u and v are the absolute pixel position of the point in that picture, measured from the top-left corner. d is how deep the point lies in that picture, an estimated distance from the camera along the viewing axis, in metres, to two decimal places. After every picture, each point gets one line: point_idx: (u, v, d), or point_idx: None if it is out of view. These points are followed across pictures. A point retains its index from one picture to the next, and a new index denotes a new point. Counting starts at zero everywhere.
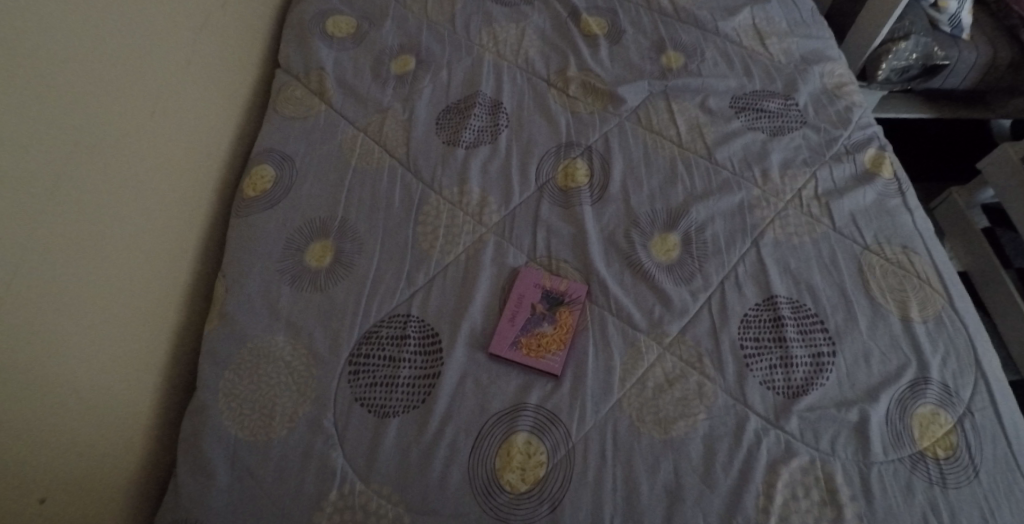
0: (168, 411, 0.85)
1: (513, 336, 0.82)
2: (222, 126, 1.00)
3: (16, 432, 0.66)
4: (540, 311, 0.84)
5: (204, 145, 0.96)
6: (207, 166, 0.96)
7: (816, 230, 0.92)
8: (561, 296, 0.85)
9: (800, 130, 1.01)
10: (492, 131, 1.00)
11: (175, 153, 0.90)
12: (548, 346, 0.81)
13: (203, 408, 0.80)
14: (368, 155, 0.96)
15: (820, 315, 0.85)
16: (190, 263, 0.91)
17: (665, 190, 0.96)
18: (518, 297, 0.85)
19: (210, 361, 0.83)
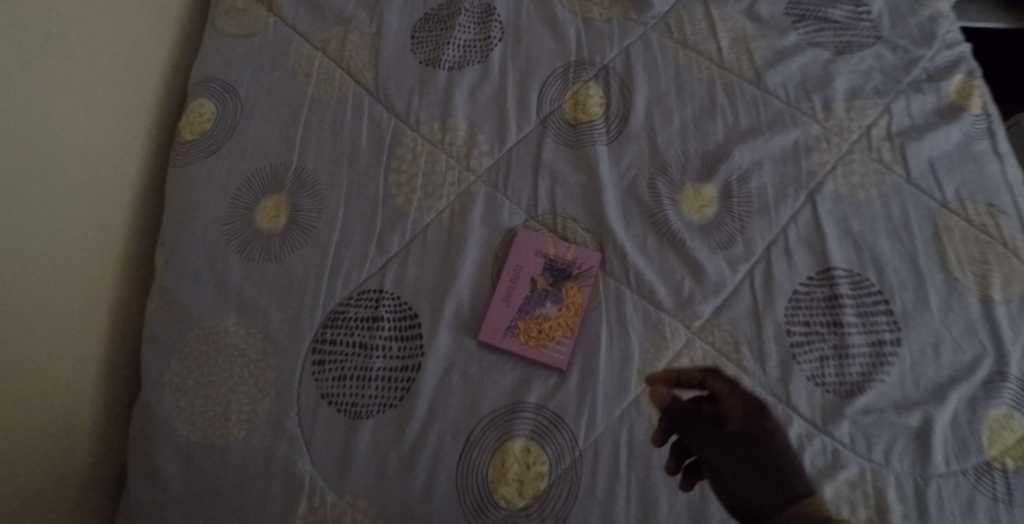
0: (113, 403, 0.75)
1: (508, 320, 0.67)
2: (138, 79, 0.81)
3: None
4: (541, 288, 0.69)
5: (117, 111, 0.78)
6: (123, 135, 0.79)
7: (885, 182, 0.74)
8: (569, 269, 0.69)
9: (872, 47, 0.81)
10: (482, 46, 0.80)
11: (95, 95, 0.75)
12: (552, 333, 0.67)
13: (151, 405, 0.69)
14: (328, 84, 0.78)
15: (884, 293, 0.70)
16: (125, 228, 0.78)
17: (701, 123, 0.77)
18: (516, 270, 0.69)
19: (154, 348, 0.71)
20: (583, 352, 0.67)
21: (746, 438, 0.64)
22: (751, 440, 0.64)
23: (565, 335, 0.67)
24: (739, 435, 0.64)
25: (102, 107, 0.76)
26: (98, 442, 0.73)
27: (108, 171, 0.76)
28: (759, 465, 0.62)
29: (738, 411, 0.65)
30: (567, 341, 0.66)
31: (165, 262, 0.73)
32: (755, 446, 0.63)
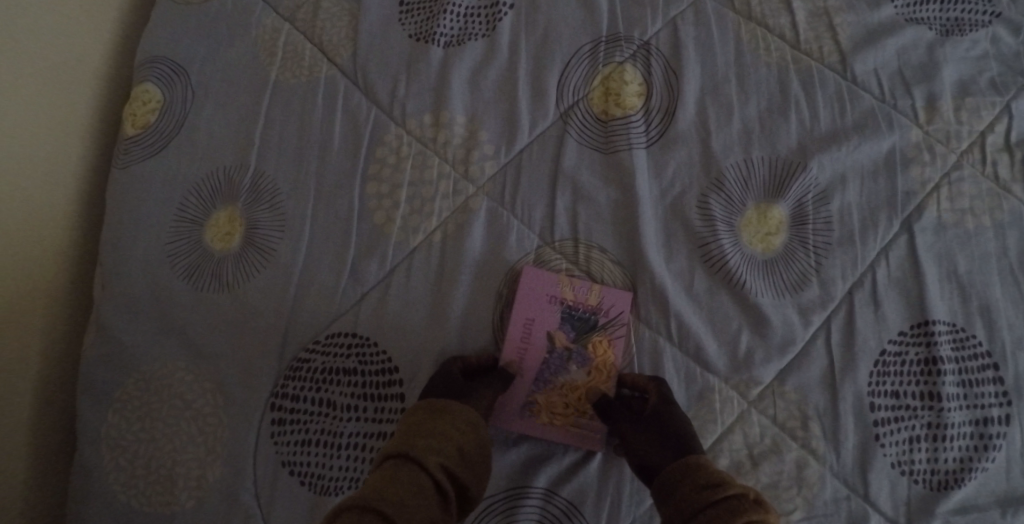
0: (54, 452, 0.62)
1: (522, 392, 0.54)
2: (53, 71, 0.63)
3: None
4: (559, 346, 0.55)
5: (17, 117, 0.59)
6: (24, 151, 0.60)
7: (1001, 207, 0.58)
8: (593, 317, 0.56)
9: (988, 26, 0.63)
10: (487, 13, 0.63)
11: (15, 72, 0.60)
12: (580, 408, 0.54)
13: (79, 464, 0.56)
14: (295, 59, 0.62)
15: (994, 356, 0.55)
16: (65, 237, 0.64)
17: (768, 123, 0.60)
18: (525, 323, 0.55)
19: (89, 395, 0.57)
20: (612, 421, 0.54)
21: (655, 424, 0.50)
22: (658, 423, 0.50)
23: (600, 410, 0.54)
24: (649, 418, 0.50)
25: (21, 99, 0.60)
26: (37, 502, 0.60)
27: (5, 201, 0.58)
28: (668, 440, 0.49)
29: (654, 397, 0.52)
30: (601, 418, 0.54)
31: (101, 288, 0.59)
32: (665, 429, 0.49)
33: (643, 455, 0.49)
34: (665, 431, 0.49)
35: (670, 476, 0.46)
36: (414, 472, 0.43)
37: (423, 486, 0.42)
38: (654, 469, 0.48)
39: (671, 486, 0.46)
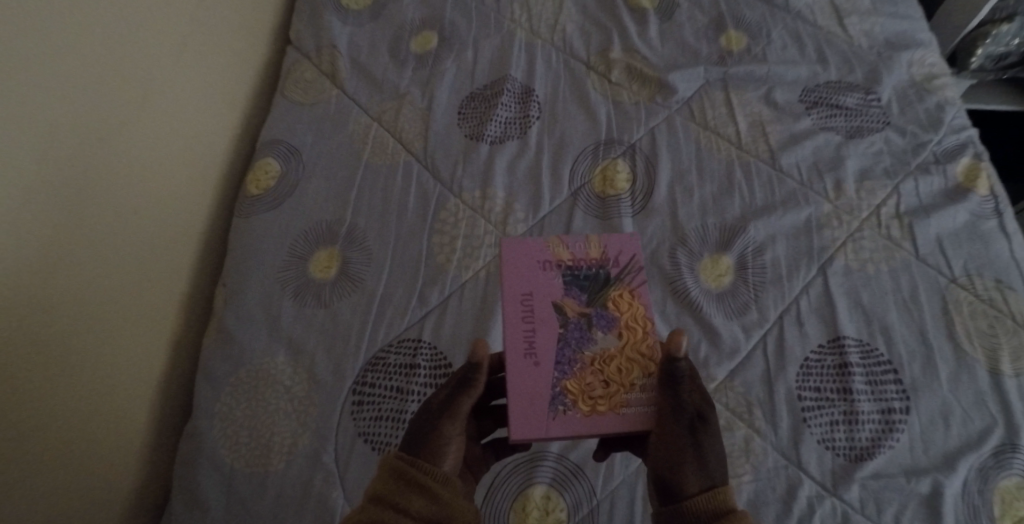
0: (165, 428, 0.81)
1: (548, 382, 0.64)
2: (198, 146, 0.89)
3: (19, 460, 0.64)
4: (570, 317, 0.67)
5: (178, 179, 0.85)
6: (148, 203, 0.80)
7: (895, 257, 0.79)
8: (603, 270, 0.70)
9: (881, 132, 0.87)
10: (521, 123, 0.88)
11: (179, 147, 0.86)
12: (615, 376, 0.65)
13: (198, 434, 0.75)
14: (381, 150, 0.87)
15: (894, 364, 0.73)
16: (189, 269, 0.87)
17: (719, 199, 0.82)
18: (531, 301, 0.68)
19: (207, 381, 0.77)
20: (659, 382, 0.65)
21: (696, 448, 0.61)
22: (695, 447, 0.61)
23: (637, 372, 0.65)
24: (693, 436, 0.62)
25: (180, 166, 0.86)
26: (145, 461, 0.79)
27: (163, 235, 0.82)
28: (705, 469, 0.61)
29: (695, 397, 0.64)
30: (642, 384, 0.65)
31: (223, 305, 0.80)
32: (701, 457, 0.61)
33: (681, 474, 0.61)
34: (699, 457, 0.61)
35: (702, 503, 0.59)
36: None
37: None
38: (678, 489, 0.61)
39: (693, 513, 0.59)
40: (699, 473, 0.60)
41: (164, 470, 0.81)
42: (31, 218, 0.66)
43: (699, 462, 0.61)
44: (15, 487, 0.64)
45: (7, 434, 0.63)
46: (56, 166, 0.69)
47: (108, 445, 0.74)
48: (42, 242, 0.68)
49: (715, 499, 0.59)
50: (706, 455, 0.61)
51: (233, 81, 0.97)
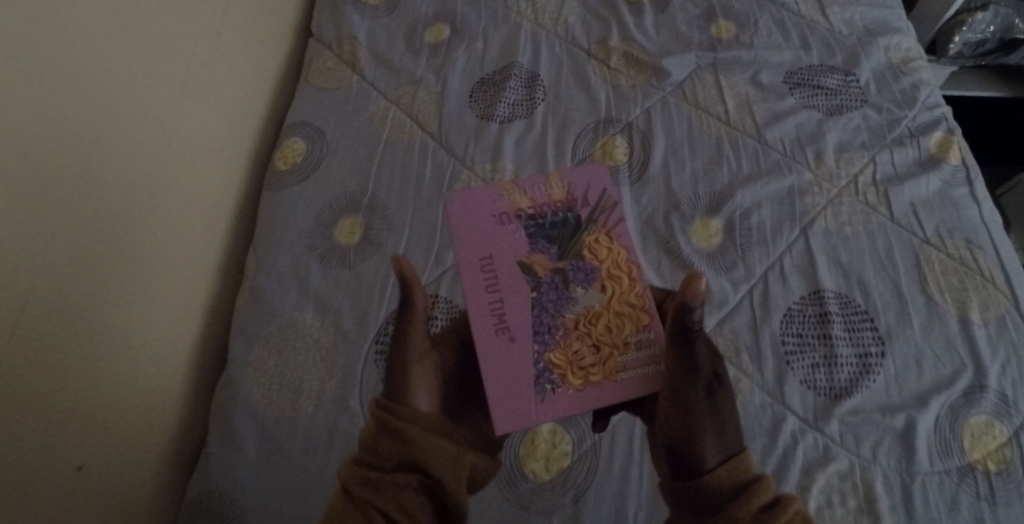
0: (200, 381, 0.90)
1: (531, 362, 0.76)
2: (229, 129, 0.98)
3: (70, 399, 0.73)
4: (539, 278, 0.79)
5: (211, 158, 0.94)
6: (174, 169, 0.88)
7: (871, 220, 0.86)
8: (569, 214, 0.83)
9: (859, 109, 0.94)
10: (528, 104, 0.96)
11: (212, 129, 0.95)
12: (597, 336, 0.77)
13: (233, 382, 0.83)
14: (399, 130, 0.95)
15: (870, 313, 0.80)
16: (222, 239, 0.96)
17: (709, 170, 0.90)
18: (495, 269, 0.80)
19: (242, 335, 0.85)
20: (645, 334, 0.77)
21: (716, 425, 0.71)
22: (716, 425, 0.71)
23: (624, 329, 0.77)
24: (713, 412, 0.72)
25: (213, 146, 0.95)
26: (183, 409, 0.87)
27: (197, 208, 0.91)
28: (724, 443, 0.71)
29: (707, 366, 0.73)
30: (628, 340, 0.76)
31: (255, 267, 0.89)
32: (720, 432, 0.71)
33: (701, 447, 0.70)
34: (719, 433, 0.71)
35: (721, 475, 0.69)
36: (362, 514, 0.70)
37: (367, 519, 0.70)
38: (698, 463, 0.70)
39: (712, 484, 0.69)
40: (717, 448, 0.70)
41: (200, 419, 0.89)
42: (86, 190, 0.75)
43: (719, 437, 0.71)
44: (66, 414, 0.73)
45: (55, 369, 0.71)
46: (89, 135, 0.76)
47: (150, 392, 0.82)
48: (95, 212, 0.76)
49: (733, 473, 0.70)
50: (721, 429, 0.71)
51: (259, 69, 1.05)
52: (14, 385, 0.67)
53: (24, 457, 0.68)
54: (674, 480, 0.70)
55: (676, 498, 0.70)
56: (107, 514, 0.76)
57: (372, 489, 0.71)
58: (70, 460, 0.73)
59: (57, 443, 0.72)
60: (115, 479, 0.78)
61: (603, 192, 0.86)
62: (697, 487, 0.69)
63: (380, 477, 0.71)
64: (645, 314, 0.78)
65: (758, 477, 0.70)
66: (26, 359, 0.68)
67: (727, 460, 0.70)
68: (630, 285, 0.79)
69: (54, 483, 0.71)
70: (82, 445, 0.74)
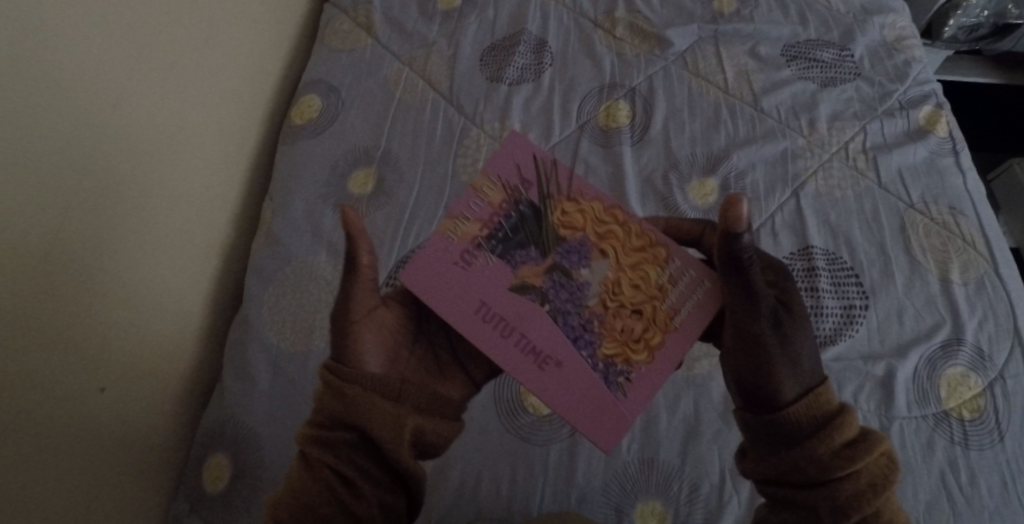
0: (215, 323, 0.94)
1: (589, 368, 0.62)
2: (247, 84, 1.02)
3: (99, 321, 0.75)
4: (539, 285, 0.63)
5: (231, 109, 0.98)
6: (198, 114, 0.91)
7: (859, 184, 0.90)
8: (521, 205, 0.66)
9: (853, 82, 0.98)
10: (536, 69, 1.00)
11: (234, 82, 0.98)
12: (634, 304, 0.64)
13: (248, 320, 0.88)
14: (411, 89, 1.00)
15: (855, 269, 0.84)
16: (238, 188, 1.00)
17: (707, 134, 0.94)
18: (492, 310, 0.62)
19: (258, 277, 0.90)
20: (672, 268, 0.65)
21: (787, 352, 0.60)
22: (786, 348, 0.60)
23: (650, 276, 0.65)
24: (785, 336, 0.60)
25: (233, 98, 0.98)
26: (197, 346, 0.90)
27: (215, 156, 0.95)
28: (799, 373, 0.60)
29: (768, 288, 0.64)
30: (664, 284, 0.64)
31: (272, 214, 0.94)
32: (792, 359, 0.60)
33: (774, 383, 0.60)
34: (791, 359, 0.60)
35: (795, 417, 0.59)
36: (313, 480, 0.62)
37: (325, 482, 0.61)
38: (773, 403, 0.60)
39: (790, 429, 0.59)
40: (792, 380, 0.60)
41: (214, 357, 0.94)
42: (123, 122, 0.78)
43: (788, 365, 0.60)
44: (90, 340, 0.74)
45: (84, 290, 0.73)
46: (125, 73, 0.79)
47: (169, 326, 0.85)
48: (128, 145, 0.79)
49: (814, 406, 0.59)
50: (795, 356, 0.60)
51: (277, 30, 1.09)
52: (52, 300, 0.69)
53: (51, 376, 0.69)
54: (748, 413, 0.62)
55: (750, 430, 0.61)
56: (127, 439, 0.79)
57: (326, 449, 0.62)
58: (92, 383, 0.74)
59: (82, 365, 0.73)
60: (138, 406, 0.80)
61: (534, 157, 0.69)
62: (772, 421, 0.59)
63: (332, 436, 0.62)
64: (661, 247, 0.66)
65: (843, 410, 0.59)
66: (59, 276, 0.70)
67: (806, 391, 0.60)
68: (628, 229, 0.66)
69: (83, 401, 0.73)
70: (102, 369, 0.75)
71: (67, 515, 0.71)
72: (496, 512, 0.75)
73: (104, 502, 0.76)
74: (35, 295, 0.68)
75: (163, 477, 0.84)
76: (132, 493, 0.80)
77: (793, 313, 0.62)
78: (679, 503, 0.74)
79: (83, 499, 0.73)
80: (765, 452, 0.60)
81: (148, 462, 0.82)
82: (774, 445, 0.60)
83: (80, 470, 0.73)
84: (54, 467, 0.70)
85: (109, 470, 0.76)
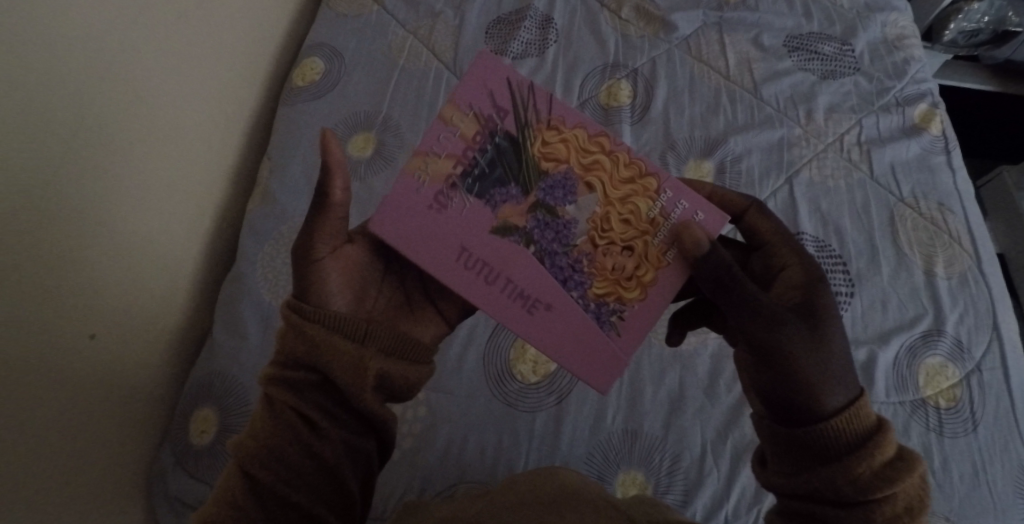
0: (208, 277, 0.94)
1: (582, 309, 0.59)
2: (250, 42, 1.01)
3: (90, 264, 0.74)
4: (523, 226, 0.58)
5: (232, 65, 0.97)
6: (200, 65, 0.90)
7: (852, 175, 0.92)
8: (496, 138, 0.58)
9: (851, 76, 0.99)
10: (540, 44, 1.01)
11: (237, 38, 0.98)
12: (624, 240, 0.59)
13: (240, 277, 0.88)
14: (415, 57, 1.01)
15: (843, 258, 0.86)
16: (236, 146, 0.99)
17: (706, 118, 0.95)
18: (475, 258, 0.58)
19: (253, 235, 0.90)
20: (665, 199, 0.59)
21: (817, 355, 0.55)
22: (814, 351, 0.55)
23: (640, 209, 0.59)
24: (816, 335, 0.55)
25: (235, 54, 0.97)
26: (188, 299, 0.90)
27: (215, 110, 0.94)
28: (836, 380, 0.55)
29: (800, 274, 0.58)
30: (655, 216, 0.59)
31: (269, 174, 0.94)
32: (826, 365, 0.55)
33: (806, 389, 0.54)
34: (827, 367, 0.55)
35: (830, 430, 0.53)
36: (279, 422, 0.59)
37: (291, 424, 0.59)
38: (803, 411, 0.55)
39: (824, 444, 0.53)
40: (832, 389, 0.54)
41: (206, 311, 0.94)
42: (125, 65, 0.77)
43: (821, 370, 0.55)
44: (81, 282, 0.73)
45: (77, 231, 0.72)
46: (131, 16, 0.78)
47: (161, 277, 0.85)
48: (129, 88, 0.78)
49: (853, 424, 0.53)
50: (828, 363, 0.55)
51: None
52: (44, 237, 0.68)
53: (44, 320, 0.69)
54: (776, 424, 0.56)
55: (776, 443, 0.56)
56: (115, 388, 0.78)
57: (287, 390, 0.60)
58: (82, 330, 0.73)
59: (73, 310, 0.72)
60: (126, 355, 0.80)
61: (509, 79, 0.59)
62: (803, 436, 0.54)
63: (296, 377, 0.60)
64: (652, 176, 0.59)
65: (883, 427, 0.54)
66: (53, 216, 0.69)
67: (846, 405, 0.54)
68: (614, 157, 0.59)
69: (71, 346, 0.72)
70: (93, 316, 0.74)
71: (55, 461, 0.71)
72: (481, 474, 0.77)
73: (91, 448, 0.76)
74: (29, 237, 0.67)
75: (151, 429, 0.85)
76: (119, 441, 0.80)
77: (819, 304, 0.56)
78: (660, 474, 0.76)
79: (70, 445, 0.73)
80: (791, 469, 0.55)
81: (136, 412, 0.82)
82: (801, 464, 0.54)
83: (65, 413, 0.72)
84: (43, 412, 0.69)
85: (96, 417, 0.76)
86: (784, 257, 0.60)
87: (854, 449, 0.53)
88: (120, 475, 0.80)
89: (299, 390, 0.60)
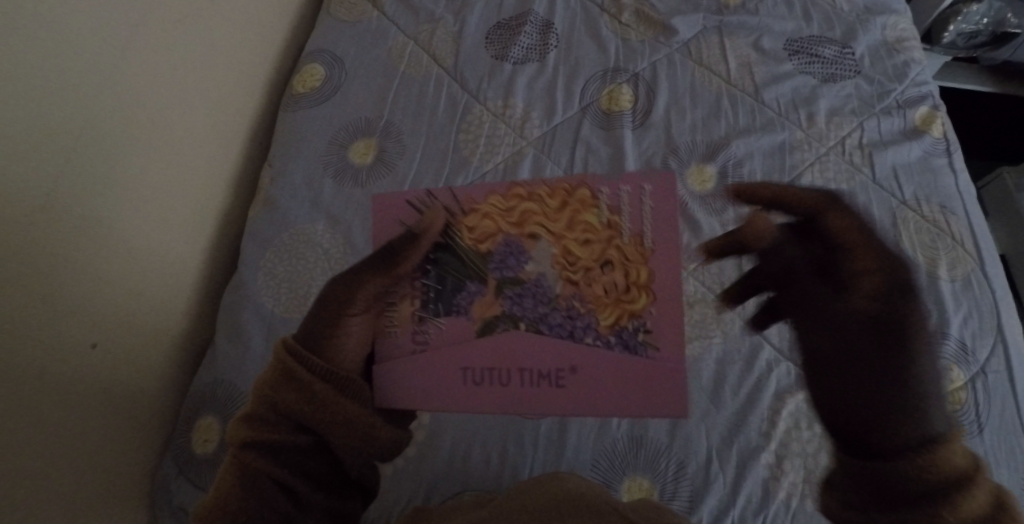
0: (210, 286, 0.94)
1: (601, 350, 0.62)
2: (250, 48, 1.01)
3: (90, 271, 0.73)
4: (501, 311, 0.64)
5: (232, 71, 0.97)
6: (200, 72, 0.89)
7: (855, 179, 0.91)
8: (430, 256, 0.65)
9: (852, 79, 0.99)
10: (541, 49, 1.01)
11: (237, 44, 0.97)
12: (596, 258, 0.63)
13: (242, 284, 0.88)
14: (415, 63, 1.01)
15: None
16: (237, 154, 0.99)
17: (707, 122, 0.95)
18: (477, 370, 0.63)
19: (254, 242, 0.90)
20: (604, 200, 0.64)
21: (894, 380, 0.58)
22: (887, 373, 0.58)
23: (592, 221, 0.63)
24: (892, 355, 0.59)
25: (234, 60, 0.97)
26: (190, 308, 0.90)
27: (214, 117, 0.93)
28: (914, 408, 0.57)
29: (875, 284, 0.60)
30: (608, 220, 0.63)
31: (270, 181, 0.94)
32: (902, 392, 0.58)
33: (887, 420, 0.57)
34: (904, 401, 0.57)
35: (913, 468, 0.55)
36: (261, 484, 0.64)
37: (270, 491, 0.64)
38: (879, 442, 0.58)
39: (901, 487, 0.55)
40: (911, 418, 0.57)
41: (208, 319, 0.94)
42: (123, 73, 0.77)
43: (896, 396, 0.58)
44: (80, 292, 0.72)
45: (75, 239, 0.71)
46: (129, 22, 0.77)
47: (162, 286, 0.84)
48: (127, 96, 0.78)
49: (935, 466, 0.55)
50: (907, 391, 0.58)
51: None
52: (43, 245, 0.68)
53: (44, 329, 0.68)
54: (846, 449, 0.60)
55: (845, 474, 0.58)
56: (116, 398, 0.78)
57: (269, 455, 0.65)
58: (82, 339, 0.73)
59: (74, 318, 0.72)
60: (127, 364, 0.79)
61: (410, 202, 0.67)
62: (875, 470, 0.57)
63: (280, 441, 0.65)
64: (580, 189, 0.65)
65: (970, 474, 0.55)
66: (52, 224, 0.69)
67: (929, 444, 0.56)
68: (539, 199, 0.65)
69: (71, 356, 0.72)
70: (92, 325, 0.74)
71: (59, 472, 0.71)
72: (486, 481, 0.77)
73: (95, 458, 0.75)
74: (28, 245, 0.66)
75: (156, 439, 0.84)
76: (123, 450, 0.79)
77: (897, 324, 0.59)
78: (667, 479, 0.76)
79: (73, 456, 0.72)
80: (865, 500, 0.57)
81: (140, 421, 0.82)
82: (880, 497, 0.56)
83: (68, 424, 0.71)
84: (45, 422, 0.69)
85: (99, 427, 0.75)
86: (866, 262, 0.61)
87: (939, 488, 0.55)
88: (125, 485, 0.80)
89: (277, 452, 0.65)
